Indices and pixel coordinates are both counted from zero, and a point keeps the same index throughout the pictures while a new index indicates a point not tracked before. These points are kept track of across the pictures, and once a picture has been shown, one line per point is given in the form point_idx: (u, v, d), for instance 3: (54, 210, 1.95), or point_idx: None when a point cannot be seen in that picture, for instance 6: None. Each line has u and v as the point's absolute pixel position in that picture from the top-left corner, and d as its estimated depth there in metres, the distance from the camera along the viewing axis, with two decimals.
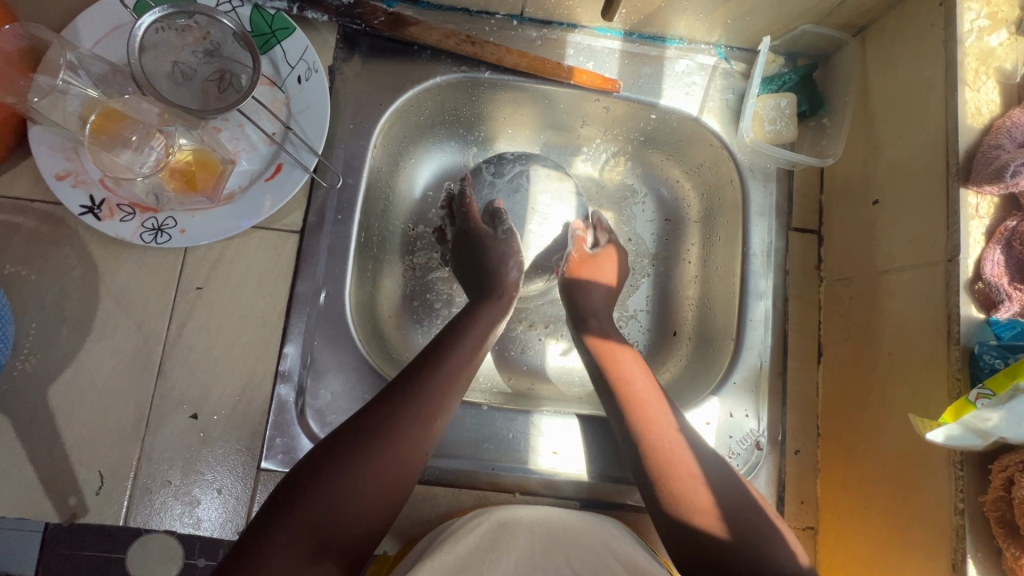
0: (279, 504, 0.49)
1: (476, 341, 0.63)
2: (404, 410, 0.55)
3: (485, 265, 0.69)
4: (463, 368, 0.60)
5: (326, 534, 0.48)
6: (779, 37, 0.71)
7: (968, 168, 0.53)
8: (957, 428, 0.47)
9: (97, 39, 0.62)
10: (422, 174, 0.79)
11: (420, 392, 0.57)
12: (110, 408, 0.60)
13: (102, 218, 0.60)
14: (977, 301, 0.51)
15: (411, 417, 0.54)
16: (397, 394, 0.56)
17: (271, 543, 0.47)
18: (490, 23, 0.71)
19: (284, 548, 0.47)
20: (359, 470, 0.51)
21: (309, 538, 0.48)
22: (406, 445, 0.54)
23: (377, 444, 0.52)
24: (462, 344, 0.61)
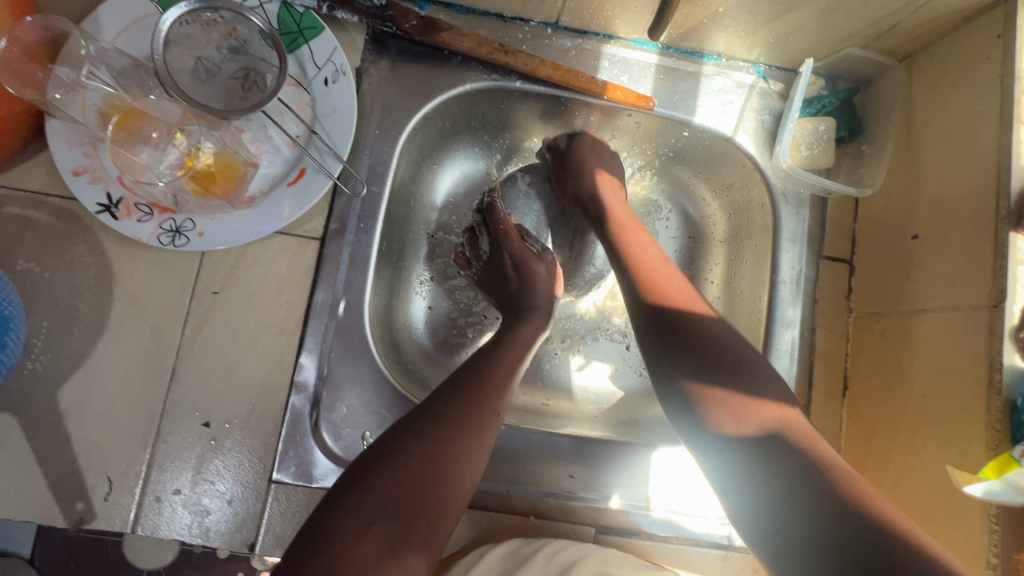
0: (346, 496, 0.46)
1: (525, 346, 0.62)
2: (467, 404, 0.52)
3: (524, 288, 0.69)
4: (516, 370, 0.58)
5: (402, 528, 0.46)
6: (822, 59, 0.68)
7: (1020, 211, 0.51)
8: (998, 485, 0.46)
9: (118, 30, 0.60)
10: (445, 181, 0.77)
11: (466, 404, 0.53)
12: (121, 412, 0.59)
13: (119, 217, 0.58)
14: (1021, 350, 0.49)
15: (476, 411, 0.52)
16: (457, 388, 0.54)
17: (346, 535, 0.44)
18: (523, 30, 0.69)
19: (359, 540, 0.44)
20: (430, 462, 0.48)
21: (386, 528, 0.45)
22: (473, 440, 0.51)
23: (446, 434, 0.50)
24: (513, 346, 0.61)
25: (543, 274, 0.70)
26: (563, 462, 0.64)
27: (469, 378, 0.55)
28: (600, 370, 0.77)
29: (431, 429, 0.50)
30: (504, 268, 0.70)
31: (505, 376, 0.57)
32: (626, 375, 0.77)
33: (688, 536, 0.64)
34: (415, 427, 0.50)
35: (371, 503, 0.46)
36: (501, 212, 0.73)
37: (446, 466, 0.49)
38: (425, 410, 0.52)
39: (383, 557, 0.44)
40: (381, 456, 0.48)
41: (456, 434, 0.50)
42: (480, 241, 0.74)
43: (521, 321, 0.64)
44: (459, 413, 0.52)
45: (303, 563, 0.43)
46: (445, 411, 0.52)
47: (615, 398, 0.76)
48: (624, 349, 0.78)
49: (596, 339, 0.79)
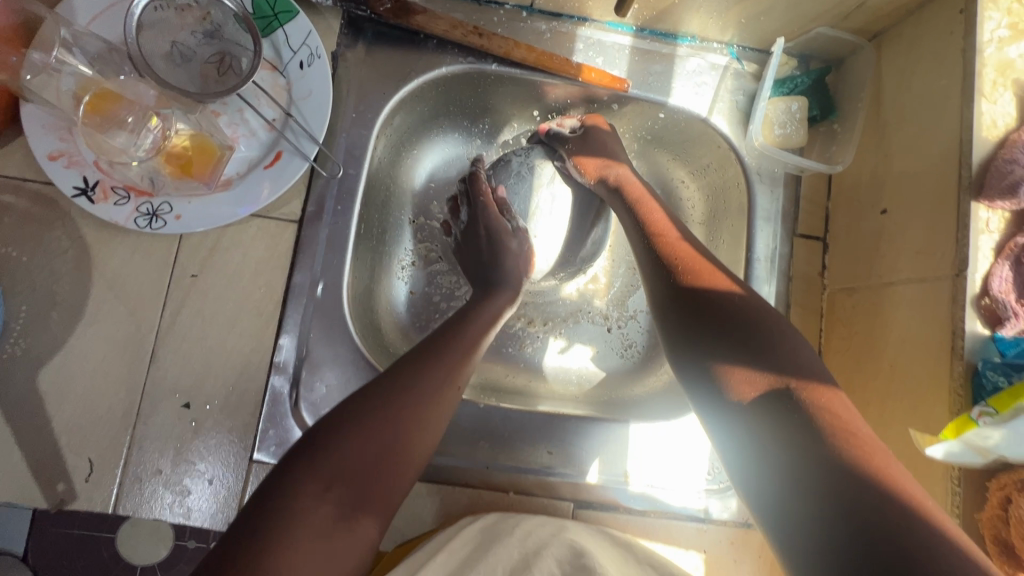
0: (305, 462, 0.46)
1: (491, 321, 0.63)
2: (429, 376, 0.53)
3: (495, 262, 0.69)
4: (479, 346, 0.59)
5: (357, 492, 0.46)
6: (793, 39, 0.69)
7: (981, 181, 0.52)
8: (957, 446, 0.47)
9: (93, 14, 0.60)
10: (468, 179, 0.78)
11: (429, 375, 0.53)
12: (101, 394, 0.59)
13: (96, 201, 0.59)
14: (982, 317, 0.50)
15: (437, 384, 0.53)
16: (419, 358, 0.55)
17: (305, 499, 0.44)
18: (498, 14, 0.69)
19: (316, 504, 0.44)
20: (390, 430, 0.49)
21: (341, 494, 0.45)
22: (434, 411, 0.52)
23: (407, 404, 0.51)
24: (480, 321, 0.61)
25: (515, 250, 0.71)
26: (543, 440, 0.65)
27: (435, 350, 0.56)
28: (581, 351, 0.78)
29: (393, 398, 0.51)
30: (478, 240, 0.71)
31: (470, 348, 0.58)
32: (607, 355, 0.78)
33: (665, 509, 0.65)
34: (378, 395, 0.51)
35: (331, 468, 0.46)
36: (484, 184, 0.73)
37: (405, 436, 0.50)
38: (388, 380, 0.52)
39: (336, 519, 0.44)
40: (341, 424, 0.48)
41: (416, 404, 0.51)
42: (461, 211, 0.75)
43: (489, 298, 0.64)
44: (420, 387, 0.52)
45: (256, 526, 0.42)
46: (406, 381, 0.52)
47: (597, 378, 0.77)
48: (604, 330, 0.79)
49: (574, 320, 0.79)
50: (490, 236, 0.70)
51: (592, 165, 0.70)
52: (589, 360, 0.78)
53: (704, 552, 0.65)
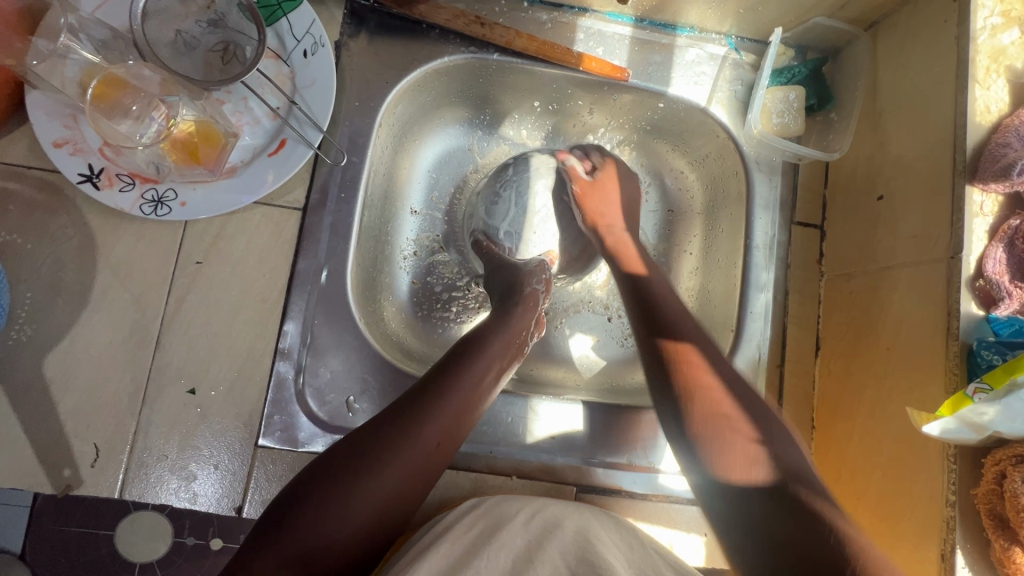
0: (331, 481, 0.47)
1: (505, 353, 0.60)
2: (439, 412, 0.52)
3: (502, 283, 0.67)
4: (490, 377, 0.58)
5: (365, 534, 0.46)
6: (790, 29, 0.70)
7: (975, 165, 0.53)
8: (952, 421, 0.47)
9: (99, 2, 0.60)
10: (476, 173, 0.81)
11: (454, 394, 0.54)
12: (106, 380, 0.60)
13: (101, 187, 0.59)
14: (977, 298, 0.51)
15: (446, 418, 0.53)
16: (431, 392, 0.54)
17: (312, 540, 0.44)
18: (500, 4, 0.70)
19: (325, 544, 0.45)
20: (415, 452, 0.50)
21: (365, 516, 0.47)
22: (440, 449, 0.52)
23: (432, 424, 0.52)
24: (487, 352, 0.59)
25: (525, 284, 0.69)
26: (545, 425, 0.66)
27: (459, 366, 0.56)
28: (583, 341, 0.79)
29: (420, 418, 0.51)
30: (483, 271, 0.70)
31: (495, 365, 0.59)
32: (608, 344, 0.79)
33: (667, 493, 0.66)
34: (406, 415, 0.52)
35: (336, 512, 0.46)
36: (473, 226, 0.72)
37: (412, 473, 0.50)
38: (416, 398, 0.53)
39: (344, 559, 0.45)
40: (369, 444, 0.49)
41: (426, 440, 0.51)
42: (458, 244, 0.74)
43: (508, 313, 0.64)
44: (445, 407, 0.53)
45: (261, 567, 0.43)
46: (417, 416, 0.51)
47: (598, 367, 0.78)
48: (607, 320, 0.80)
49: (575, 309, 0.80)
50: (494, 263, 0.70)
51: (597, 207, 0.71)
52: (590, 350, 0.79)
53: (705, 535, 0.65)
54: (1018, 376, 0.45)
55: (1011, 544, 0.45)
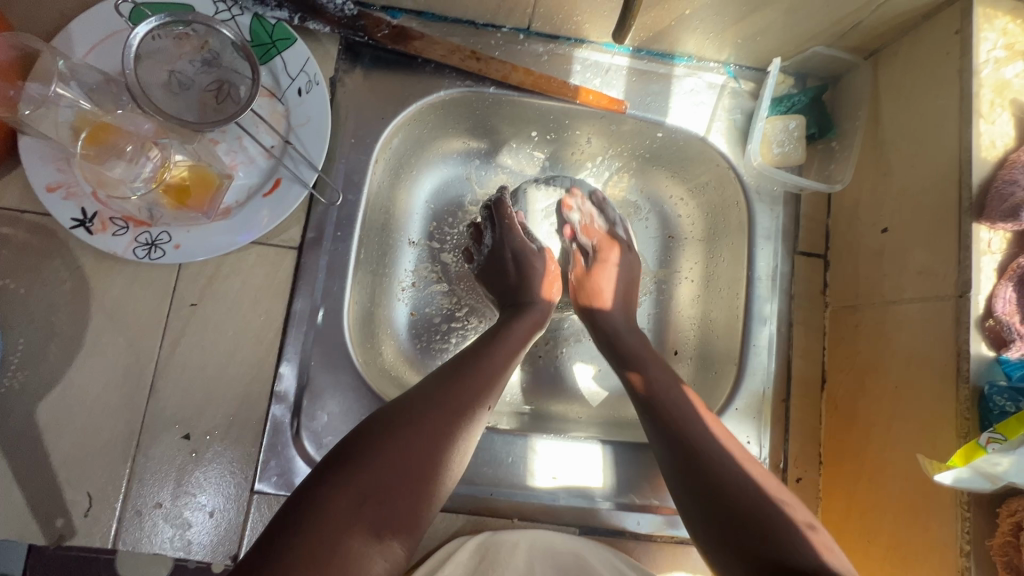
0: (337, 476, 0.46)
1: (520, 342, 0.62)
2: (458, 395, 0.53)
3: (523, 283, 0.68)
4: (508, 364, 0.59)
5: (389, 515, 0.45)
6: (789, 58, 0.70)
7: (981, 202, 0.52)
8: (966, 472, 0.45)
9: (89, 47, 0.60)
10: (473, 204, 0.80)
11: (459, 390, 0.53)
12: (99, 426, 0.59)
13: (94, 232, 0.58)
14: (987, 339, 0.50)
15: (465, 401, 0.53)
16: (450, 379, 0.54)
17: (335, 518, 0.43)
18: (496, 37, 0.70)
19: (349, 523, 0.43)
20: (421, 447, 0.48)
21: (374, 513, 0.44)
22: (469, 431, 0.52)
23: (439, 419, 0.50)
24: (507, 342, 0.61)
25: (542, 270, 0.70)
26: (546, 464, 0.65)
27: (468, 367, 0.56)
28: (583, 372, 0.78)
29: (426, 411, 0.50)
30: (501, 271, 0.70)
31: (501, 365, 0.58)
32: (610, 375, 0.78)
33: (671, 533, 0.64)
34: (409, 409, 0.50)
35: (358, 499, 0.44)
36: (506, 208, 0.72)
37: (436, 452, 0.49)
38: (420, 396, 0.52)
39: (369, 541, 0.43)
40: (373, 437, 0.48)
41: (449, 420, 0.51)
42: (484, 237, 0.74)
43: (521, 312, 0.65)
44: (453, 402, 0.52)
45: (283, 551, 0.41)
46: (436, 399, 0.52)
47: (599, 399, 0.77)
48: None
49: (576, 339, 0.79)
50: (520, 268, 0.69)
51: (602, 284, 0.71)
52: (591, 380, 0.78)
53: None
54: None
55: None
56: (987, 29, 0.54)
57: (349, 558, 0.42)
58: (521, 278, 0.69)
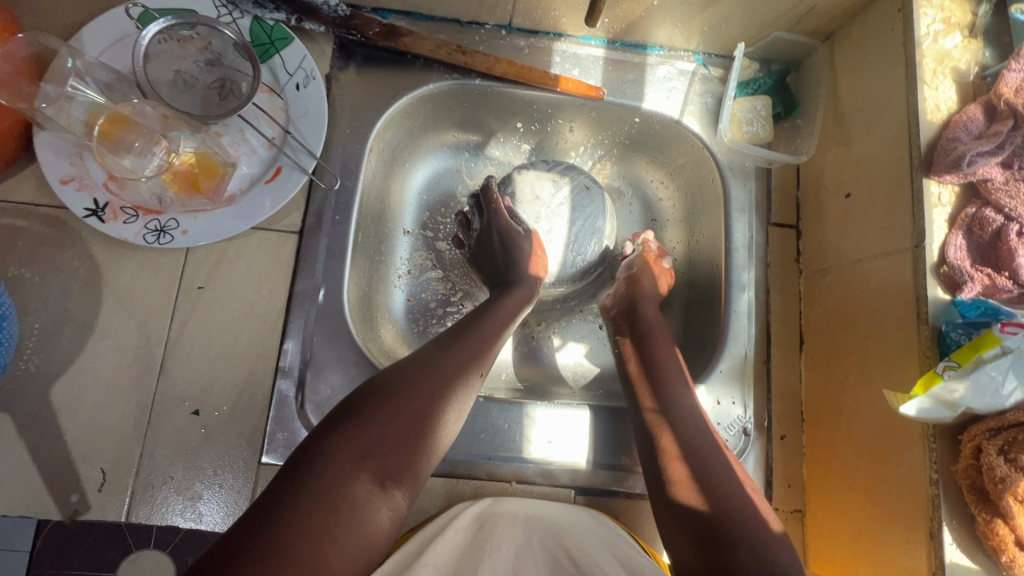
0: (340, 430, 0.48)
1: (511, 316, 0.66)
2: (454, 361, 0.56)
3: (510, 263, 0.71)
4: (501, 334, 0.63)
5: (392, 466, 0.48)
6: (752, 44, 0.75)
7: (929, 159, 0.56)
8: (927, 401, 0.49)
9: (102, 49, 0.64)
10: (464, 193, 0.84)
11: (455, 357, 0.57)
12: (113, 405, 0.61)
13: (106, 220, 0.62)
14: (942, 283, 0.54)
15: (462, 366, 0.56)
16: (446, 346, 0.58)
17: (343, 468, 0.46)
18: (479, 33, 0.75)
19: (353, 472, 0.46)
20: (418, 406, 0.51)
21: (377, 464, 0.47)
22: (465, 393, 0.56)
23: (436, 381, 0.54)
24: (497, 315, 0.64)
25: (529, 250, 0.72)
26: (541, 430, 0.67)
27: (462, 336, 0.60)
28: (572, 350, 0.81)
29: (423, 373, 0.54)
30: (490, 252, 0.73)
31: (491, 334, 0.62)
32: (601, 352, 0.81)
33: None
34: (405, 373, 0.54)
35: (360, 451, 0.47)
36: (493, 193, 0.75)
37: (434, 412, 0.52)
38: (416, 361, 0.56)
39: (373, 489, 0.46)
40: (373, 396, 0.51)
41: (445, 382, 0.54)
42: (472, 223, 0.78)
43: (508, 290, 0.68)
44: (447, 365, 0.56)
45: (293, 497, 0.44)
46: (434, 363, 0.55)
47: (592, 374, 0.80)
48: (598, 328, 0.83)
49: (566, 320, 0.83)
50: (506, 248, 0.72)
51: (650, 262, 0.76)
52: (583, 358, 0.81)
53: None
54: (984, 353, 0.48)
55: (993, 516, 0.47)
56: (925, 6, 0.60)
57: (355, 504, 0.45)
58: (508, 257, 0.72)
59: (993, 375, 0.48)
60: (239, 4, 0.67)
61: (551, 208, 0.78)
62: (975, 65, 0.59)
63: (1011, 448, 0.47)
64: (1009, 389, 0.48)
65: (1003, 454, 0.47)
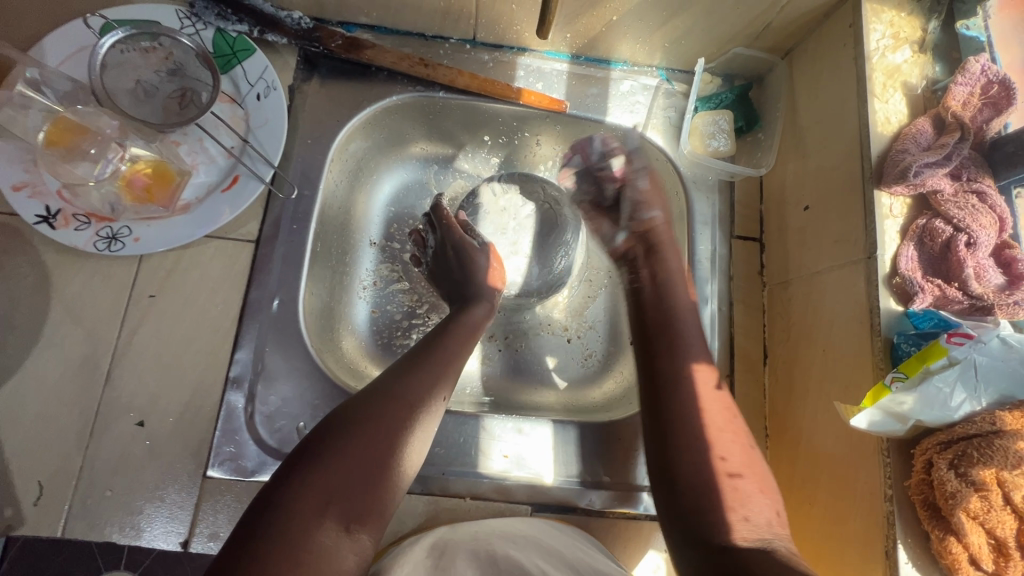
0: (299, 476, 0.47)
1: (470, 333, 0.65)
2: (413, 389, 0.55)
3: (465, 277, 0.70)
4: (460, 355, 0.62)
5: (357, 507, 0.47)
6: (714, 59, 0.76)
7: (880, 171, 0.57)
8: (877, 413, 0.48)
9: (62, 58, 0.65)
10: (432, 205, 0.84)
11: (410, 386, 0.55)
12: (54, 416, 0.59)
13: (57, 227, 0.61)
14: (895, 294, 0.53)
15: (421, 394, 0.55)
16: (402, 374, 0.56)
17: (304, 517, 0.45)
18: (444, 47, 0.75)
19: (317, 518, 0.45)
20: (377, 441, 0.50)
21: (340, 508, 0.46)
22: (425, 420, 0.54)
23: (392, 411, 0.52)
24: (457, 336, 0.63)
25: (485, 265, 0.70)
26: (500, 443, 0.66)
27: (421, 362, 0.58)
28: (540, 364, 0.80)
29: (377, 407, 0.52)
30: (446, 267, 0.72)
31: (452, 358, 0.60)
32: (568, 367, 0.80)
33: (624, 509, 0.65)
34: (360, 407, 0.52)
35: (320, 497, 0.46)
36: (443, 210, 0.73)
37: (394, 445, 0.51)
38: (369, 392, 0.54)
39: (338, 534, 0.45)
40: (328, 434, 0.50)
41: (403, 412, 0.53)
42: (428, 239, 0.76)
43: (467, 305, 0.68)
44: (403, 394, 0.54)
45: (256, 551, 0.43)
46: (391, 395, 0.53)
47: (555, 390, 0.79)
48: (566, 342, 0.81)
49: (536, 335, 0.82)
50: (461, 263, 0.70)
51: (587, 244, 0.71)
52: (550, 373, 0.80)
53: (665, 551, 0.65)
54: (932, 364, 0.47)
55: (947, 534, 0.45)
56: (875, 22, 0.61)
57: (321, 552, 0.44)
58: (463, 270, 0.70)
59: (940, 387, 0.47)
60: (202, 16, 0.68)
61: (518, 220, 0.76)
62: (925, 79, 0.60)
63: (962, 461, 0.46)
64: (958, 401, 0.47)
65: (953, 468, 0.46)
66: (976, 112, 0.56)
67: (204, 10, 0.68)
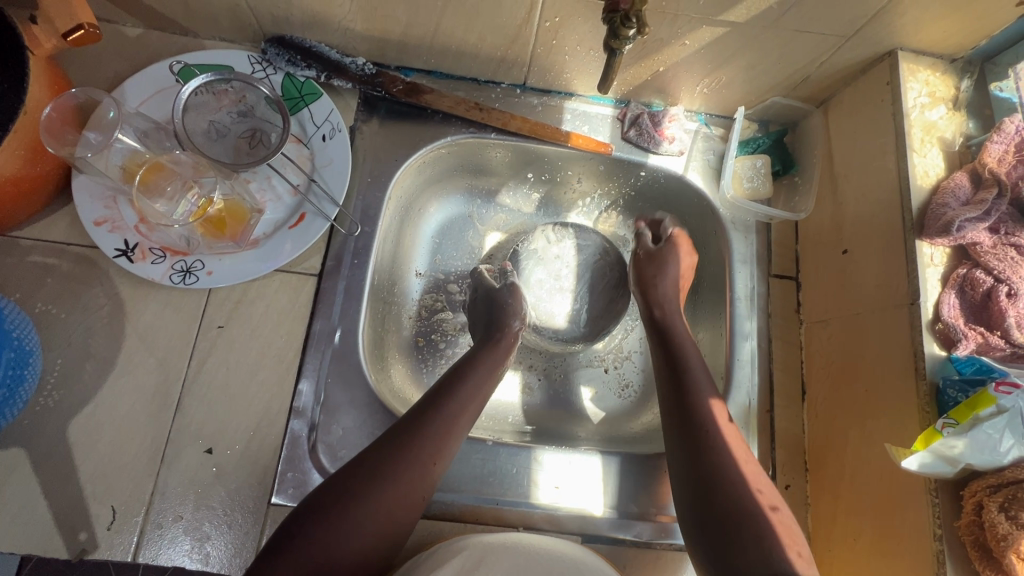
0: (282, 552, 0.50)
1: (485, 374, 0.68)
2: (433, 432, 0.60)
3: (499, 308, 0.74)
4: (472, 400, 0.65)
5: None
6: (752, 107, 0.80)
7: (921, 223, 0.60)
8: (928, 456, 0.51)
9: (142, 99, 0.69)
10: (475, 238, 0.88)
11: (405, 456, 0.58)
12: (128, 441, 0.62)
13: (135, 260, 0.65)
14: (938, 340, 0.56)
15: (416, 459, 0.58)
16: (395, 442, 0.58)
17: None
18: (495, 91, 0.80)
19: None
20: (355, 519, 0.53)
21: None
22: (414, 490, 0.57)
23: (381, 487, 0.55)
24: (467, 378, 0.66)
25: (516, 300, 0.75)
26: (549, 474, 0.68)
27: (418, 425, 0.60)
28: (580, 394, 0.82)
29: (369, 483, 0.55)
30: (480, 301, 0.76)
31: (460, 409, 0.63)
32: (606, 397, 0.82)
33: (671, 541, 0.66)
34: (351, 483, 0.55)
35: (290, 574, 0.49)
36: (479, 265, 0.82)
37: (374, 520, 0.54)
38: (362, 466, 0.57)
39: None
40: (315, 512, 0.53)
41: (391, 487, 0.56)
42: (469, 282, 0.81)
43: (503, 331, 0.71)
44: (389, 469, 0.56)
45: None
46: (382, 469, 0.56)
47: (597, 419, 0.81)
48: (603, 372, 0.84)
49: (576, 369, 0.84)
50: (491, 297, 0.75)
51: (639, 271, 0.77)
52: (587, 403, 0.82)
53: None
54: (981, 411, 0.50)
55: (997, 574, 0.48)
56: (911, 81, 0.65)
57: None
58: (493, 297, 0.75)
59: (990, 433, 0.50)
60: (273, 62, 0.72)
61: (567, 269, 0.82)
62: (960, 136, 0.64)
63: (1012, 505, 0.48)
64: (1006, 446, 0.50)
65: (1003, 511, 0.48)
66: (1011, 168, 0.60)
67: (275, 56, 0.72)
